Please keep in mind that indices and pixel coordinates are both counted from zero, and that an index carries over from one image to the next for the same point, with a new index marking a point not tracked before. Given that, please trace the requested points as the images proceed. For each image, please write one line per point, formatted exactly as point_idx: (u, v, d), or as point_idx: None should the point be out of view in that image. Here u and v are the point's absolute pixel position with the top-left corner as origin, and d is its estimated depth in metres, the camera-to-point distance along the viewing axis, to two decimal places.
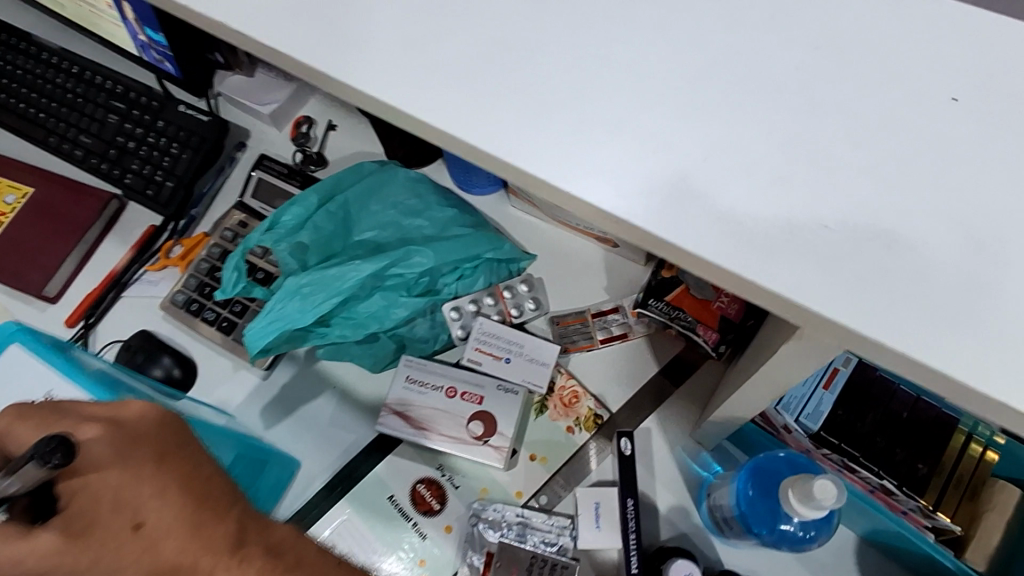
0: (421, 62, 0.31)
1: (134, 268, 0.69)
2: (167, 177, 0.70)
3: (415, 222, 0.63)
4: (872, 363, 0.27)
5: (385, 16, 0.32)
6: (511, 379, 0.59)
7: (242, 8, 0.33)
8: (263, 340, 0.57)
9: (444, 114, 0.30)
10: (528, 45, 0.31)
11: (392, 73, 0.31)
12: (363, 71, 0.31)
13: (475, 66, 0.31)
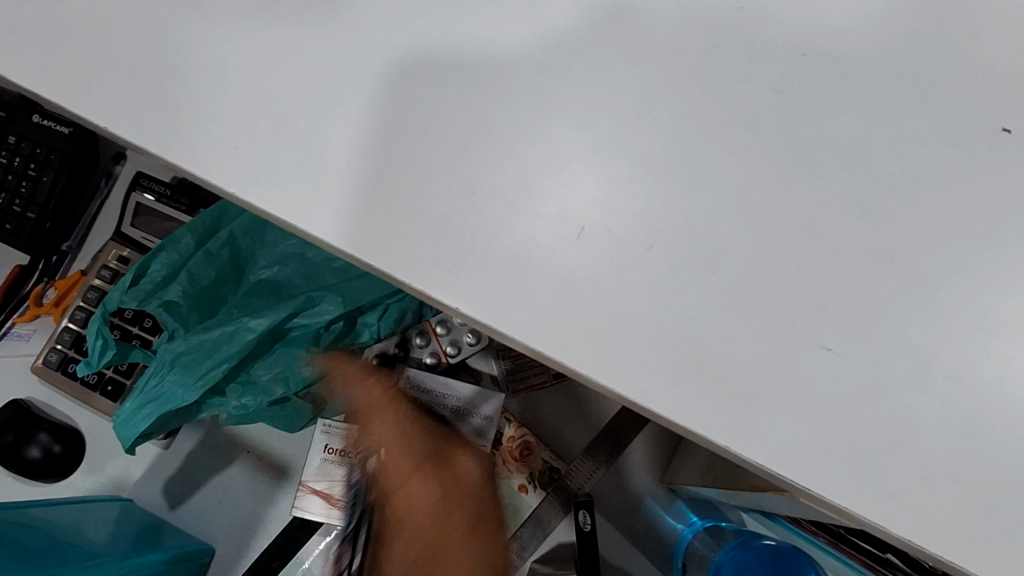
0: (320, 100, 0.26)
1: (2, 319, 0.61)
2: (27, 207, 0.61)
3: (322, 253, 0.50)
4: (949, 472, 0.21)
5: (269, 45, 0.27)
6: (452, 437, 0.50)
7: (93, 58, 0.28)
8: (136, 428, 0.46)
9: (352, 169, 0.25)
10: (451, 74, 0.26)
11: (283, 121, 0.26)
12: (252, 120, 0.26)
13: (377, 103, 0.26)
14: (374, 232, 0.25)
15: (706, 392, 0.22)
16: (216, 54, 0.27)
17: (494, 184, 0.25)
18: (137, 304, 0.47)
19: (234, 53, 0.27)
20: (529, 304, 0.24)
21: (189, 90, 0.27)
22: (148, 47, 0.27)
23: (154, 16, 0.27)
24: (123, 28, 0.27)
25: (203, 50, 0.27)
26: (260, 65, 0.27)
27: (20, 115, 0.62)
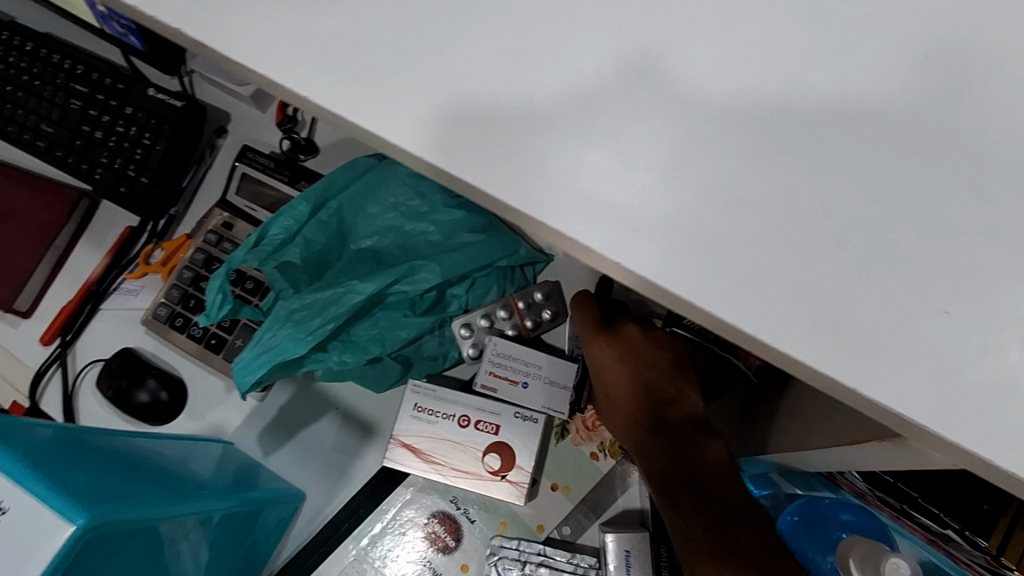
0: (485, 69, 0.29)
1: (113, 276, 0.66)
2: (140, 172, 0.68)
3: (420, 227, 0.56)
4: None
5: (438, 18, 0.30)
6: (532, 402, 0.54)
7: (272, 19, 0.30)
8: (251, 376, 0.49)
9: (515, 136, 0.28)
10: (606, 52, 0.28)
11: (452, 86, 0.29)
12: (424, 83, 0.29)
13: (538, 78, 0.29)
14: (533, 189, 0.28)
15: (842, 348, 0.25)
16: (392, 24, 0.30)
17: (646, 150, 0.28)
18: (258, 263, 0.51)
19: (404, 21, 0.30)
20: (681, 262, 0.26)
21: (369, 58, 0.30)
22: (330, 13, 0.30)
23: None
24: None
25: (376, 21, 0.30)
26: (435, 37, 0.29)
27: (138, 88, 0.70)
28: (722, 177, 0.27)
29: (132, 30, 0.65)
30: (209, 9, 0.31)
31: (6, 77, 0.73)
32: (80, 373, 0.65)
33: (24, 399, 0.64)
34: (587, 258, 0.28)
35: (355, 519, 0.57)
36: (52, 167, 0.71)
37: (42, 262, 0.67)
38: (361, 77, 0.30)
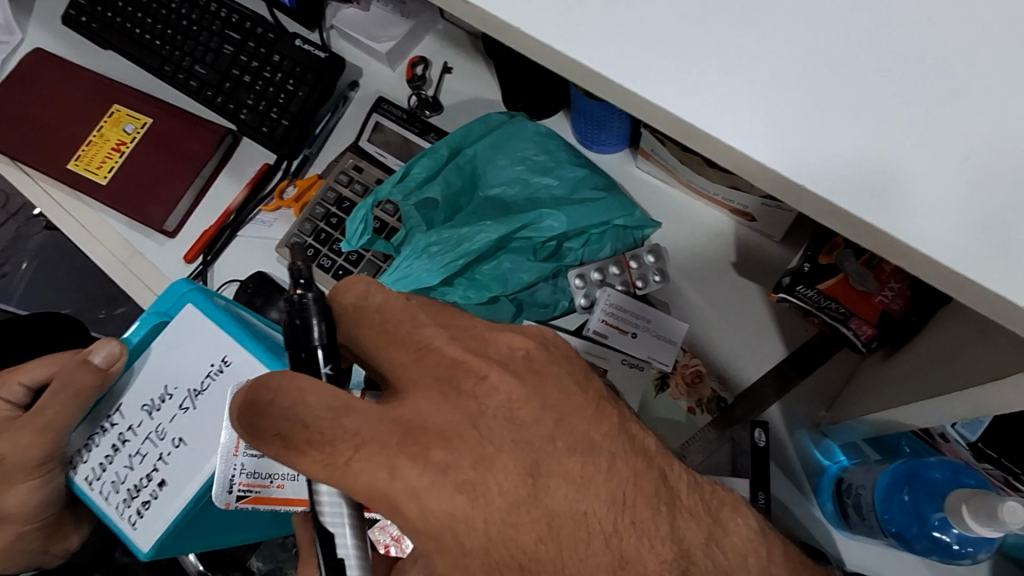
0: (683, 10, 0.32)
1: (251, 208, 0.73)
2: (282, 115, 0.74)
3: (544, 180, 0.60)
4: None
5: None
6: (638, 351, 0.58)
7: None
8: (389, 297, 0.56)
9: (707, 70, 0.31)
10: (798, 0, 0.31)
11: (651, 26, 0.33)
12: (626, 21, 0.33)
13: (732, 21, 0.32)
14: (724, 113, 0.31)
15: (1014, 269, 0.27)
16: None
17: (831, 86, 0.30)
18: (401, 197, 0.57)
19: None
20: (865, 189, 0.29)
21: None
22: None
23: None
24: None
25: None
26: None
27: (286, 40, 0.76)
28: (908, 115, 0.29)
29: None
30: None
31: (163, 21, 0.80)
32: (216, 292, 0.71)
33: None
34: (771, 182, 0.31)
35: None
36: (200, 105, 0.79)
37: (190, 188, 0.73)
38: (567, 9, 0.33)
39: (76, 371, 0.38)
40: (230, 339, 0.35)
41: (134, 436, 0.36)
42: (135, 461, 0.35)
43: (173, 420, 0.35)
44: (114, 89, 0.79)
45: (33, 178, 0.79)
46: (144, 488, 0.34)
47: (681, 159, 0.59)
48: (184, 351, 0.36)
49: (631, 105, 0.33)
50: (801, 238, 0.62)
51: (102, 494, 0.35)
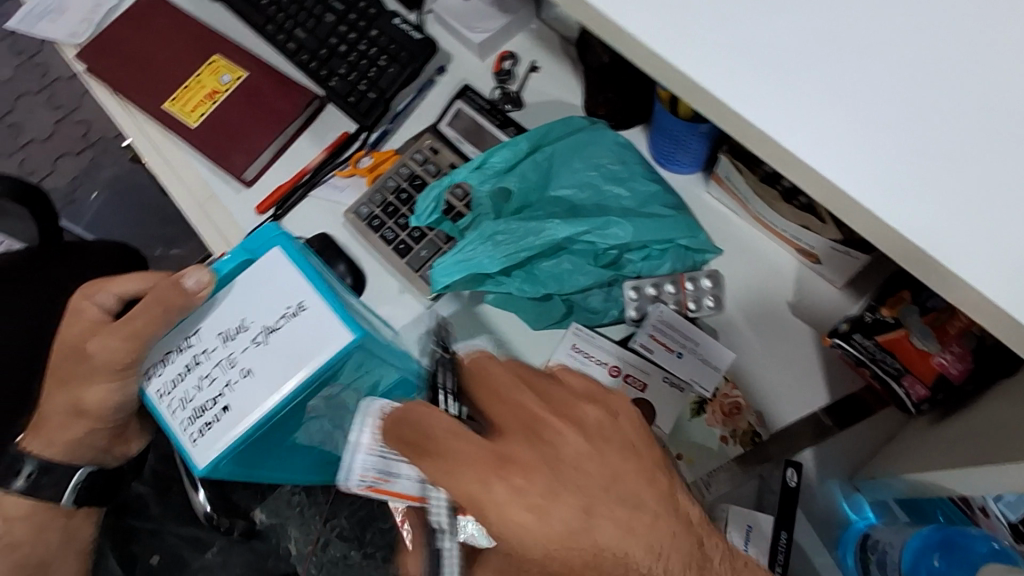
0: (799, 43, 0.33)
1: (325, 171, 0.76)
2: (371, 88, 0.77)
3: (615, 190, 0.61)
4: None
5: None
6: (683, 372, 0.57)
7: None
8: (448, 277, 0.57)
9: (816, 103, 0.32)
10: (917, 49, 0.32)
11: (765, 52, 0.33)
12: (741, 44, 0.33)
13: (848, 58, 0.32)
14: (828, 146, 0.31)
15: None
16: None
17: (939, 132, 0.30)
18: (476, 183, 0.59)
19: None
20: (960, 244, 0.29)
21: (692, 13, 0.34)
22: None
23: None
24: None
25: None
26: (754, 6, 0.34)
27: (385, 18, 0.79)
28: (1002, 171, 0.29)
29: None
30: None
31: None
32: None
33: None
34: (861, 221, 0.31)
35: None
36: (294, 66, 0.82)
37: (273, 144, 0.77)
38: (683, 26, 0.34)
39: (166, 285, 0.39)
40: (309, 285, 0.37)
41: (206, 359, 0.38)
42: (203, 384, 0.38)
43: (244, 355, 0.37)
44: (216, 40, 0.83)
45: (129, 111, 0.83)
46: (207, 410, 0.37)
47: (755, 191, 0.59)
48: (265, 288, 0.38)
49: (730, 125, 0.34)
50: (861, 288, 0.62)
51: (168, 409, 0.38)
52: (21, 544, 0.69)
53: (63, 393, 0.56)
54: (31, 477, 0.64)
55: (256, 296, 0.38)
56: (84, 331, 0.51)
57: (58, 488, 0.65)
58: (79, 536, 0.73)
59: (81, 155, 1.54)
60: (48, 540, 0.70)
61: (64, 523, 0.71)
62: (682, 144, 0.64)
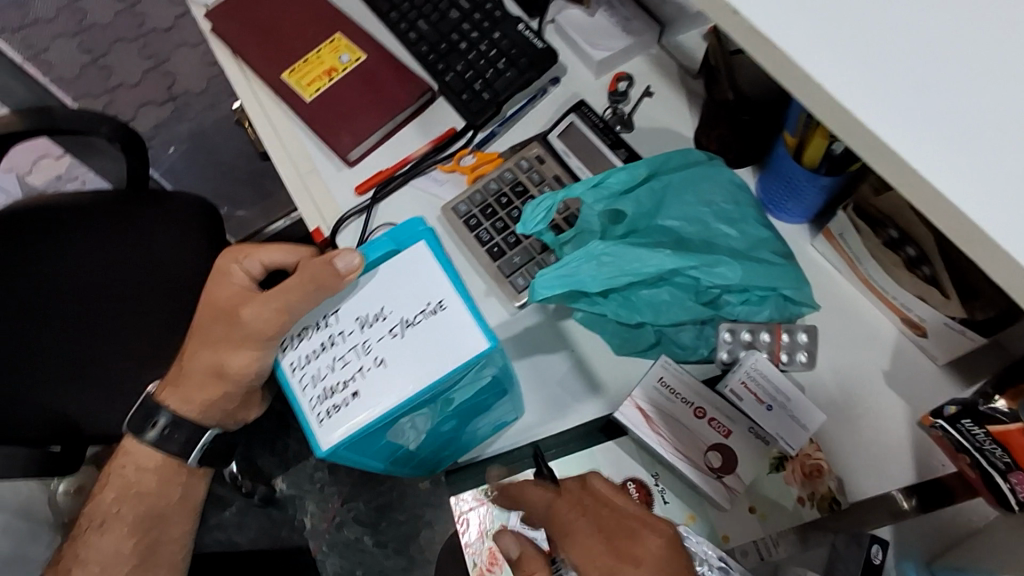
0: (1004, 120, 0.32)
1: (428, 163, 0.76)
2: (485, 88, 0.78)
3: (725, 229, 0.60)
4: None
5: (963, 60, 0.33)
6: (770, 427, 0.56)
7: (803, 15, 0.35)
8: (549, 290, 0.57)
9: (1016, 185, 0.31)
10: None
11: (964, 122, 0.32)
12: (937, 110, 0.32)
13: None
14: (875, 101, 0.33)
15: None
16: (915, 50, 0.33)
17: None
18: (591, 201, 0.59)
19: (928, 54, 0.33)
20: None
21: (886, 71, 0.33)
22: (862, 23, 0.34)
23: (865, 9, 0.34)
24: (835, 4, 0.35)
25: (898, 46, 0.34)
26: (952, 76, 0.33)
27: (509, 22, 0.80)
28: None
29: None
30: None
31: None
32: (373, 229, 0.74)
33: (327, 229, 0.76)
34: (907, 183, 0.32)
35: (563, 450, 0.61)
36: (411, 56, 0.83)
37: (381, 128, 0.78)
38: (872, 82, 0.33)
39: (315, 263, 0.45)
40: (450, 286, 0.44)
41: (343, 341, 0.45)
42: (336, 363, 0.45)
43: (376, 341, 0.44)
44: (340, 19, 0.85)
45: (245, 76, 0.85)
46: (338, 392, 0.44)
47: (874, 254, 0.57)
48: (406, 284, 0.45)
49: (834, 122, 0.34)
50: (962, 368, 0.60)
51: (302, 384, 0.45)
52: (148, 494, 0.73)
53: (207, 351, 0.61)
54: (162, 428, 0.69)
55: (393, 288, 0.45)
56: (238, 296, 0.57)
57: (186, 444, 0.70)
58: (193, 494, 0.76)
59: (162, 108, 1.46)
60: (170, 493, 0.74)
61: (182, 481, 0.75)
62: (798, 193, 0.63)
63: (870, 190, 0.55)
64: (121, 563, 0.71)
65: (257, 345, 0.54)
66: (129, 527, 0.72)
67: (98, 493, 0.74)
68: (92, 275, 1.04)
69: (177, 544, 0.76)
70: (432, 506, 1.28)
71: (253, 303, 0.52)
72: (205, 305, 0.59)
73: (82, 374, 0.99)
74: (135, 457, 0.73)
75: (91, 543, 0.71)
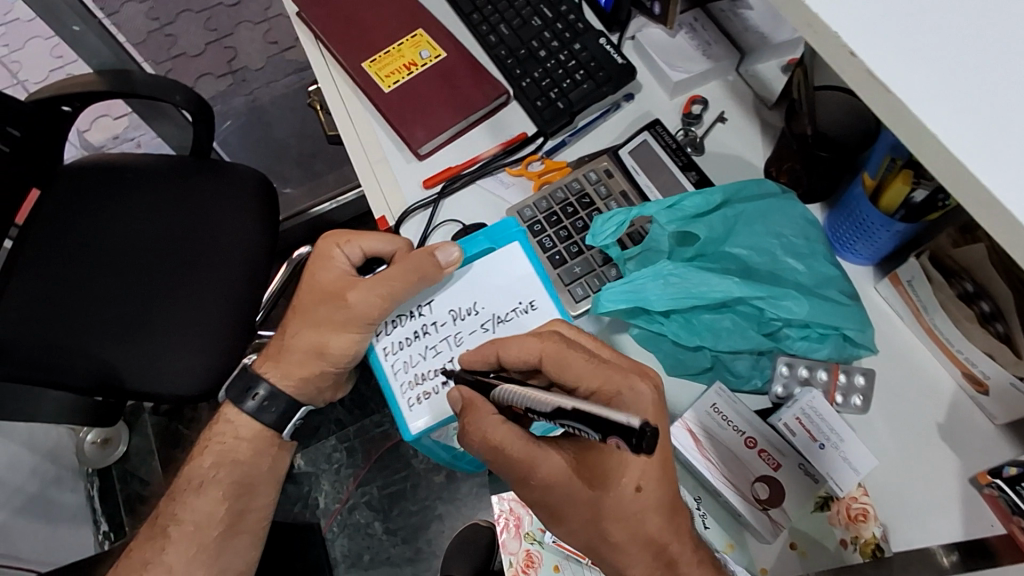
0: None
1: (496, 165, 0.78)
2: (560, 98, 0.79)
3: (793, 263, 0.60)
4: None
5: None
6: (821, 465, 0.56)
7: (925, 64, 0.33)
8: (615, 303, 0.59)
9: None
10: None
11: None
12: None
13: None
14: (950, 117, 0.32)
15: None
16: None
17: None
18: (663, 220, 0.61)
19: None
20: None
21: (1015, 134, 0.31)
22: (989, 79, 0.32)
23: (995, 64, 0.32)
24: (962, 56, 0.33)
25: None
26: None
27: (591, 35, 0.81)
28: None
29: None
30: (859, 20, 0.34)
31: None
32: (437, 224, 0.76)
33: (392, 219, 0.77)
34: (950, 173, 0.32)
35: None
36: (490, 58, 0.84)
37: (454, 126, 0.79)
38: (997, 144, 0.31)
39: (420, 255, 0.56)
40: (540, 287, 0.57)
41: (436, 332, 0.58)
42: (427, 352, 0.58)
43: (467, 334, 0.57)
44: (423, 15, 0.86)
45: (325, 61, 0.87)
46: (428, 380, 0.57)
47: (945, 305, 0.56)
48: (494, 284, 0.58)
49: (950, 181, 0.32)
50: (1019, 434, 0.58)
51: (395, 369, 0.58)
52: (243, 462, 0.74)
53: (307, 330, 0.67)
54: (262, 398, 0.72)
55: (484, 289, 0.58)
56: (340, 279, 0.63)
57: (284, 416, 0.73)
58: (280, 468, 0.76)
59: (221, 80, 1.53)
60: (262, 464, 0.74)
61: (274, 452, 0.75)
62: (869, 234, 0.62)
63: (949, 241, 0.55)
64: (212, 525, 0.72)
65: (361, 327, 0.60)
66: (224, 491, 0.73)
67: (195, 458, 0.75)
68: (147, 235, 1.06)
69: (261, 514, 0.75)
70: (446, 501, 1.31)
71: (360, 287, 0.59)
72: (307, 286, 0.66)
73: (126, 330, 1.00)
74: (236, 425, 0.74)
75: (187, 503, 0.72)
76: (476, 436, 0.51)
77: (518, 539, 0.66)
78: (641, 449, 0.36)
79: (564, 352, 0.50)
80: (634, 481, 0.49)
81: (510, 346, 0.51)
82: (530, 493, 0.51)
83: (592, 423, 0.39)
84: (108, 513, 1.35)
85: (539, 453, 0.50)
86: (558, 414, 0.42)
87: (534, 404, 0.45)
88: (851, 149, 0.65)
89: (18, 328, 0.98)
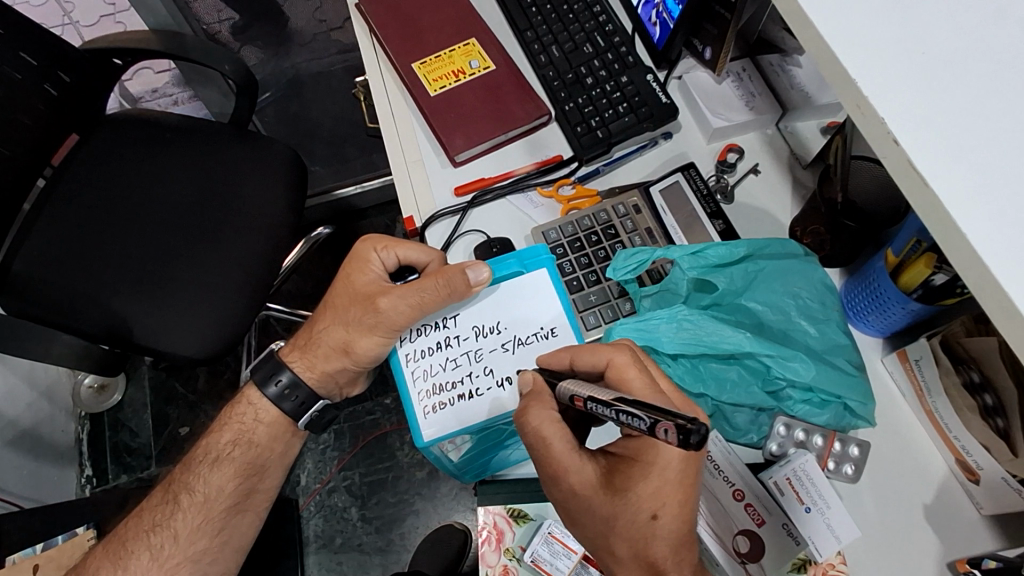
0: None
1: (529, 183, 0.79)
2: (600, 127, 0.80)
3: (805, 326, 0.62)
4: None
5: None
6: (804, 528, 0.57)
7: (963, 154, 0.32)
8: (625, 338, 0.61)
9: None
10: None
11: None
12: None
13: None
14: (979, 213, 0.31)
15: None
16: None
17: None
18: (688, 266, 0.63)
19: None
20: None
21: None
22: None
23: None
24: (1006, 153, 0.31)
25: None
26: None
27: (639, 70, 0.82)
28: None
29: (666, 24, 0.79)
30: (904, 102, 0.33)
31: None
32: (461, 233, 0.77)
33: (419, 220, 0.79)
34: (976, 275, 0.31)
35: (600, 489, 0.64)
36: (537, 78, 0.86)
37: (492, 140, 0.80)
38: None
39: (450, 271, 0.57)
40: (564, 316, 0.58)
41: (457, 345, 0.59)
42: (447, 364, 0.59)
43: (486, 352, 0.59)
44: (478, 25, 0.87)
45: (377, 56, 0.88)
46: (446, 393, 0.58)
47: (949, 391, 0.57)
48: (519, 305, 0.59)
49: (973, 280, 0.31)
50: (1005, 526, 0.58)
51: (414, 376, 0.59)
52: (257, 444, 0.75)
53: (335, 327, 0.69)
54: (283, 386, 0.73)
55: (509, 311, 0.59)
56: (374, 284, 0.65)
57: (301, 405, 0.74)
58: (291, 452, 0.78)
59: None
60: (275, 449, 0.76)
61: (288, 439, 0.77)
62: (884, 307, 0.62)
63: (962, 329, 0.56)
64: (221, 499, 0.74)
65: (388, 331, 0.62)
66: (236, 469, 0.75)
67: (214, 433, 0.77)
68: (176, 197, 1.08)
69: (267, 493, 0.78)
70: (424, 497, 1.31)
71: (391, 294, 0.61)
72: (341, 285, 0.68)
73: (140, 286, 1.01)
74: (257, 409, 0.76)
75: (201, 475, 0.75)
76: (529, 424, 0.52)
77: (496, 548, 0.67)
78: (689, 445, 0.38)
79: (628, 369, 0.52)
80: (652, 509, 0.51)
81: (582, 354, 0.54)
82: (556, 496, 0.54)
83: (647, 411, 0.42)
84: (94, 459, 1.35)
85: (574, 462, 0.52)
86: (617, 404, 0.45)
87: (595, 395, 0.47)
88: (878, 221, 0.67)
89: (36, 270, 0.99)
